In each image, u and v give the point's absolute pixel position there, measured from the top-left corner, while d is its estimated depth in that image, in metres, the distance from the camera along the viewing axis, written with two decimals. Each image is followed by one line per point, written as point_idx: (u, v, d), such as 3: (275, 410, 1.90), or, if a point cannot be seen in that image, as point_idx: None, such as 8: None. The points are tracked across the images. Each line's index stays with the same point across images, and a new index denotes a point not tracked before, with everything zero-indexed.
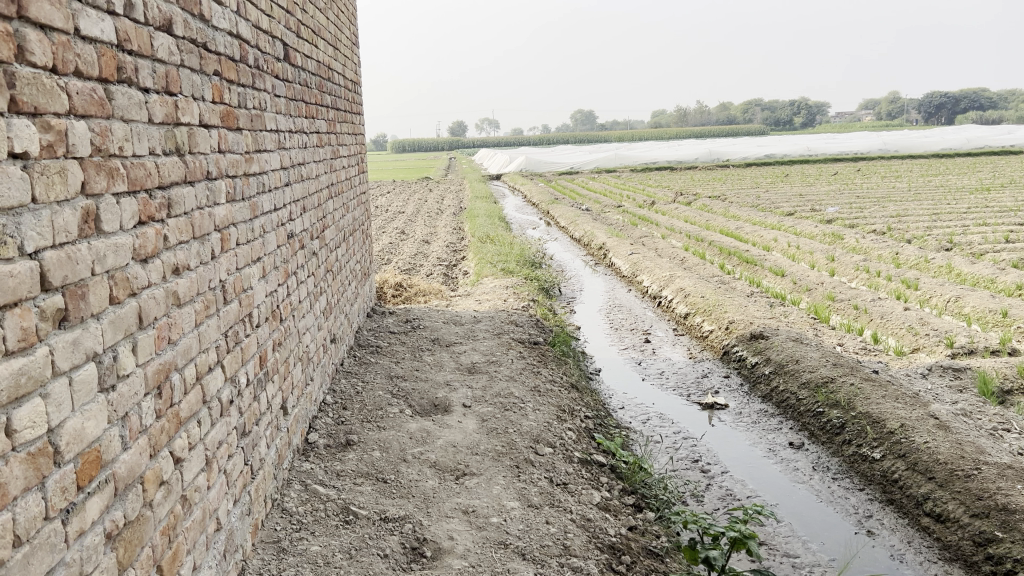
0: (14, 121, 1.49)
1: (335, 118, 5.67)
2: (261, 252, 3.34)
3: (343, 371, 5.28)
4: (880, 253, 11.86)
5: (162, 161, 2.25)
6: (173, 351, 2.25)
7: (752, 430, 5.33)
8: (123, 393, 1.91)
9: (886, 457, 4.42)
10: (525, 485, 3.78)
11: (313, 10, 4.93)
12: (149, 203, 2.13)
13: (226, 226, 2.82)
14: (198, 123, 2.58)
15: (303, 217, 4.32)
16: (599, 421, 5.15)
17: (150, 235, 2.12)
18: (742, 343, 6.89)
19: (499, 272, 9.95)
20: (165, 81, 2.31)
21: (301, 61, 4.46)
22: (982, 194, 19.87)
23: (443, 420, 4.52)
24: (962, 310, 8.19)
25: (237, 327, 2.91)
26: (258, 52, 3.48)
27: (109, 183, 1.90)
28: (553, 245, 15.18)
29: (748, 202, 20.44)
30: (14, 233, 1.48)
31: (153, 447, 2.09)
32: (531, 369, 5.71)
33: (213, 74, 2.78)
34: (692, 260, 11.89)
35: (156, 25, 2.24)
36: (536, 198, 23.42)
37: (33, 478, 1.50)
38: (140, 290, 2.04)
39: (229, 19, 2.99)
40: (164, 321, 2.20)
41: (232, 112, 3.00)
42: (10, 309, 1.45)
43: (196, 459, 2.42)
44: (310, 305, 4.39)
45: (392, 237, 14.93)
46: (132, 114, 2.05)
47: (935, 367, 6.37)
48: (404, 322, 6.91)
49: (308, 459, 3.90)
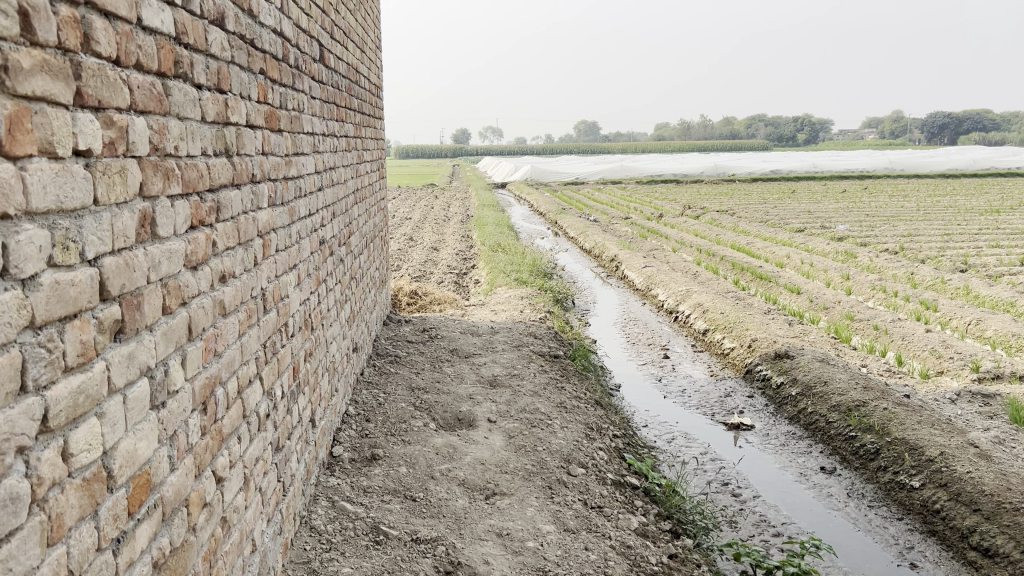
0: (79, 116, 1.37)
1: (361, 121, 5.56)
2: (297, 259, 3.22)
3: (364, 382, 5.13)
4: (895, 272, 11.71)
5: (213, 162, 2.12)
6: (218, 364, 2.12)
7: (782, 452, 5.20)
8: (173, 410, 1.78)
9: (926, 486, 4.30)
10: (560, 508, 3.65)
11: (344, 11, 4.82)
12: (200, 207, 2.00)
13: (267, 231, 2.70)
14: (245, 123, 2.46)
15: (333, 223, 4.21)
16: (626, 440, 5.02)
17: (200, 240, 1.99)
18: (765, 362, 6.77)
19: (512, 282, 9.83)
20: (217, 78, 2.18)
21: (334, 63, 4.35)
22: (992, 215, 19.69)
23: (469, 435, 4.38)
24: (985, 333, 8.05)
25: (274, 338, 2.79)
26: (297, 52, 3.36)
27: (165, 184, 1.77)
28: (563, 255, 15.05)
29: (757, 216, 20.31)
30: (76, 238, 1.35)
31: (198, 467, 1.96)
32: (555, 384, 5.58)
33: (259, 72, 2.66)
34: (705, 275, 11.77)
35: (210, 19, 2.11)
36: (543, 207, 23.31)
37: (88, 507, 1.37)
38: (190, 299, 1.91)
39: (274, 16, 2.88)
40: (211, 332, 2.07)
41: (275, 113, 2.88)
42: (70, 320, 1.32)
43: (236, 478, 2.29)
44: (336, 314, 4.26)
45: (401, 243, 14.81)
46: (187, 112, 1.93)
47: (963, 392, 6.23)
48: (421, 331, 6.78)
49: (333, 474, 3.76)
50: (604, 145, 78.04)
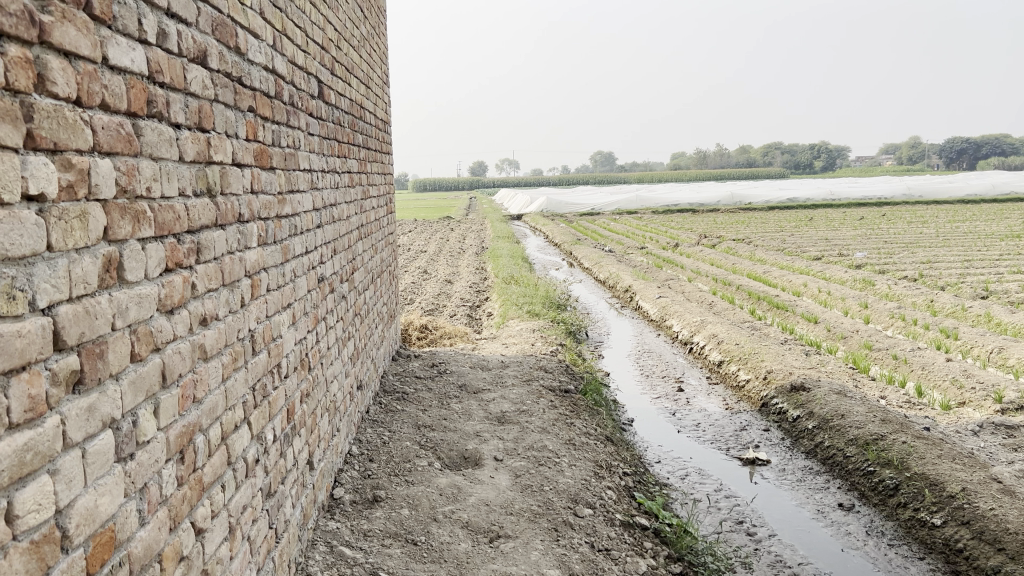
0: (30, 158, 1.32)
1: (366, 157, 5.54)
2: (291, 297, 3.16)
3: (369, 420, 5.04)
4: (915, 300, 11.52)
5: (193, 202, 2.07)
6: (197, 411, 2.05)
7: (798, 489, 5.05)
8: (143, 462, 1.71)
9: (948, 524, 4.13)
10: (565, 551, 3.53)
11: (347, 47, 4.83)
12: (176, 249, 1.94)
13: (257, 271, 2.64)
14: (231, 162, 2.42)
15: (334, 259, 4.15)
16: (637, 478, 4.89)
17: (177, 283, 1.93)
18: (781, 395, 6.62)
19: (524, 315, 9.74)
20: (198, 117, 2.14)
21: (335, 99, 4.33)
22: (1013, 240, 19.40)
23: (475, 475, 4.28)
24: (1008, 362, 7.85)
25: (265, 380, 2.72)
26: (293, 88, 3.33)
27: (135, 227, 1.71)
28: (578, 286, 14.95)
29: (774, 244, 20.15)
30: (24, 287, 1.29)
31: (173, 520, 1.88)
32: (564, 421, 5.46)
33: (247, 110, 2.62)
34: (721, 305, 11.63)
35: (190, 57, 2.07)
36: (558, 238, 23.27)
37: (36, 572, 1.29)
38: (164, 345, 1.84)
39: (265, 53, 2.85)
40: (189, 378, 2.00)
41: (266, 151, 2.84)
42: (16, 374, 1.25)
43: (219, 528, 2.20)
44: (338, 352, 4.20)
45: (415, 276, 14.77)
46: (161, 152, 1.88)
47: (986, 425, 6.05)
48: (430, 366, 6.69)
49: (333, 517, 3.67)
50: (619, 176, 78.23)
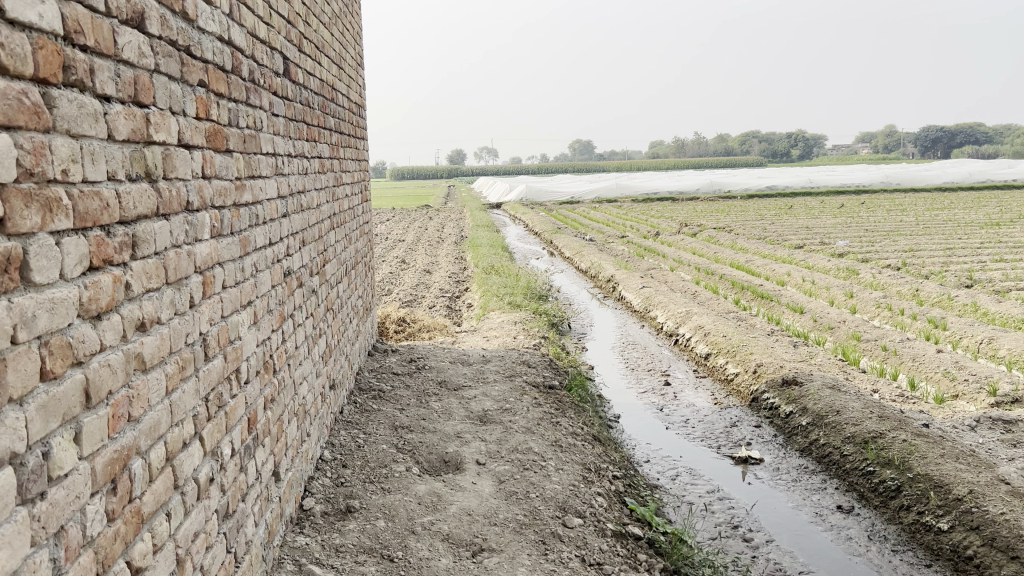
0: None
1: (338, 141, 5.22)
2: (252, 294, 2.86)
3: (342, 422, 4.74)
4: (900, 289, 11.36)
5: (127, 188, 1.77)
6: (133, 432, 1.76)
7: (794, 489, 4.83)
8: (58, 500, 1.42)
9: (956, 529, 3.93)
10: (554, 567, 3.28)
11: (316, 24, 4.50)
12: (104, 244, 1.64)
13: (209, 266, 2.35)
14: (177, 143, 2.11)
15: (302, 251, 3.85)
16: (628, 481, 4.65)
17: (105, 284, 1.64)
18: (773, 390, 6.40)
19: (506, 306, 9.46)
20: (132, 88, 1.83)
21: (303, 78, 4.02)
22: (993, 228, 19.32)
23: (455, 481, 4.01)
24: (999, 353, 7.67)
25: (220, 388, 2.43)
26: (253, 64, 3.02)
27: (46, 219, 1.42)
28: (559, 276, 14.67)
29: (756, 233, 19.97)
30: None
31: (101, 563, 1.60)
32: (550, 420, 5.20)
33: (197, 85, 2.32)
34: (705, 295, 11.41)
35: (121, 18, 1.77)
36: (538, 226, 23.01)
37: None
38: (88, 358, 1.55)
39: (219, 21, 2.54)
40: (122, 395, 1.71)
41: (221, 132, 2.54)
42: None
43: (162, 563, 1.92)
44: (307, 351, 3.90)
45: (392, 266, 14.43)
46: (84, 128, 1.58)
47: (983, 419, 5.87)
48: (407, 362, 6.38)
49: (303, 532, 3.38)
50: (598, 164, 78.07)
